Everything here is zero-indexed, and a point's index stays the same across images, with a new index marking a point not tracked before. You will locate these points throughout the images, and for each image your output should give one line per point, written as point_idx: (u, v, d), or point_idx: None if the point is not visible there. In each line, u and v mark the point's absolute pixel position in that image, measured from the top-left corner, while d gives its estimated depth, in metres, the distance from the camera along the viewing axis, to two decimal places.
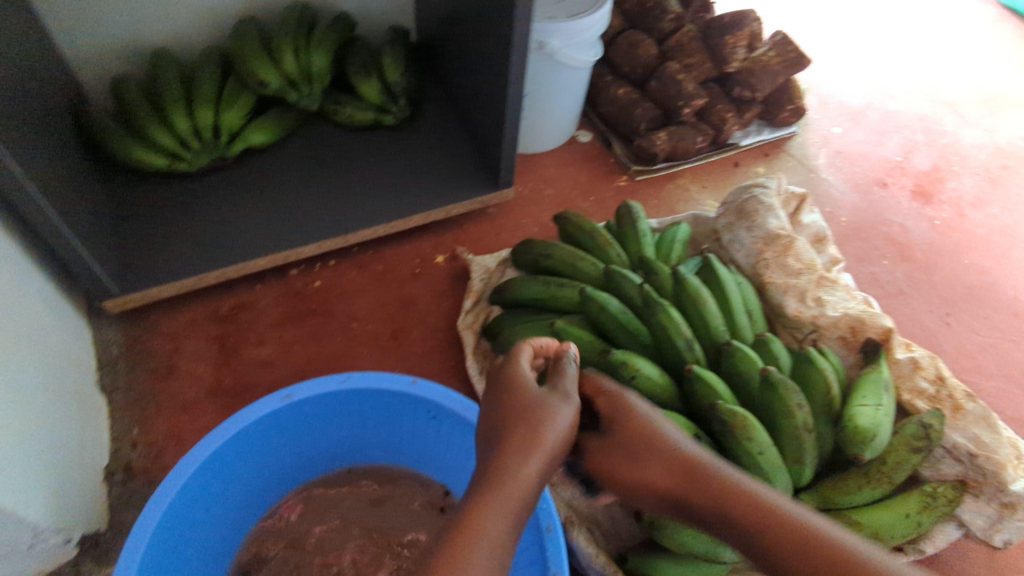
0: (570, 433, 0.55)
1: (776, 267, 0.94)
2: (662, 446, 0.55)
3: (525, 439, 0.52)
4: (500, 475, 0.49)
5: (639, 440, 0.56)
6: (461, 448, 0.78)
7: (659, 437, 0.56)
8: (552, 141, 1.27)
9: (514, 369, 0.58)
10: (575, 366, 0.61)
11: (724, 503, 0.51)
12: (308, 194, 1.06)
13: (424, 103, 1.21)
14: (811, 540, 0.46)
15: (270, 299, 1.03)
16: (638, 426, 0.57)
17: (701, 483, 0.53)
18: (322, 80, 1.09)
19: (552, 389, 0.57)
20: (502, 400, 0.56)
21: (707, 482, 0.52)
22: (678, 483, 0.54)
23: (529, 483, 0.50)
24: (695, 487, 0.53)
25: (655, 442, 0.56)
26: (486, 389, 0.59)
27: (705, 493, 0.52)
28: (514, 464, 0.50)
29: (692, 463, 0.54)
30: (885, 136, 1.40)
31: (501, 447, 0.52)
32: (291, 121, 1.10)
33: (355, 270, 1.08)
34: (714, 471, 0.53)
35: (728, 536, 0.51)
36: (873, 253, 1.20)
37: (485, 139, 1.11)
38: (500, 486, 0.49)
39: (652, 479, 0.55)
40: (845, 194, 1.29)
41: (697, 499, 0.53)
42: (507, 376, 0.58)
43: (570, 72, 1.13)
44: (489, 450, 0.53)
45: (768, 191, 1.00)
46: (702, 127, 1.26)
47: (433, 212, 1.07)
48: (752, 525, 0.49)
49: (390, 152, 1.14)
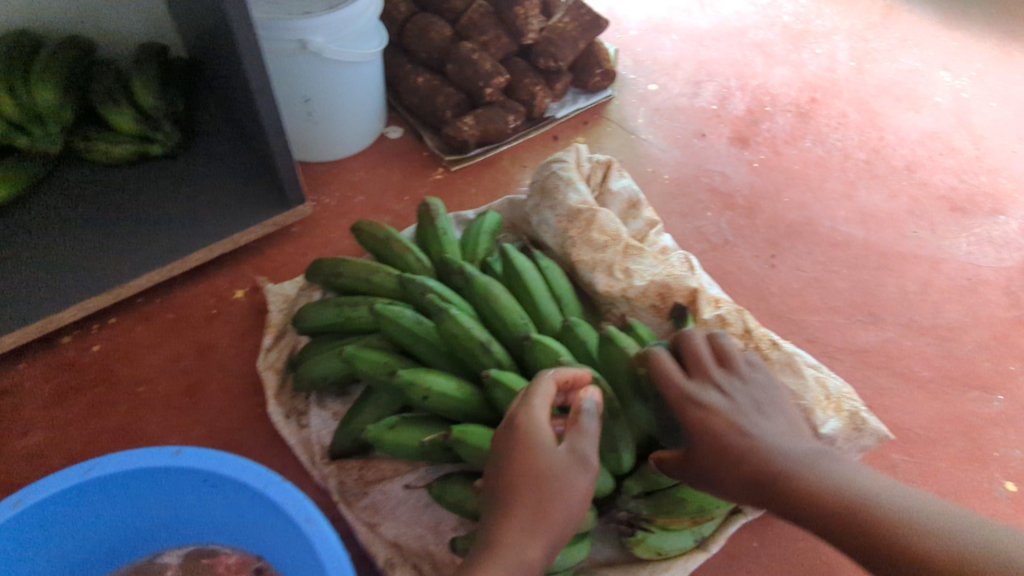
0: (585, 504, 0.54)
1: (583, 244, 0.90)
2: (734, 451, 0.57)
3: (537, 512, 0.52)
4: (492, 562, 0.50)
5: (691, 428, 0.60)
6: (252, 513, 0.70)
7: (724, 428, 0.58)
8: (357, 144, 1.17)
9: (532, 420, 0.55)
10: (598, 414, 0.57)
11: (808, 503, 0.54)
12: (61, 249, 0.92)
13: (202, 125, 1.09)
14: (893, 534, 0.50)
15: (37, 377, 0.90)
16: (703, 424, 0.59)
17: (776, 489, 0.56)
18: (60, 118, 0.95)
19: (573, 450, 0.55)
20: (513, 446, 0.55)
21: (783, 486, 0.55)
22: (761, 483, 0.56)
23: (534, 563, 0.51)
24: (781, 491, 0.55)
25: (721, 442, 0.58)
26: (497, 434, 0.57)
27: (789, 494, 0.55)
28: (512, 553, 0.51)
29: (747, 466, 0.57)
30: (700, 86, 1.40)
31: (498, 526, 0.52)
32: (33, 170, 0.96)
33: (141, 324, 0.96)
34: (786, 471, 0.56)
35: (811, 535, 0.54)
36: (698, 206, 1.18)
37: (266, 155, 1.01)
38: (501, 561, 0.50)
39: (730, 486, 0.59)
40: (666, 150, 1.27)
41: (776, 499, 0.56)
42: (522, 425, 0.55)
43: (347, 67, 1.04)
44: (489, 520, 0.53)
45: (566, 165, 0.96)
46: (511, 105, 1.21)
47: (218, 245, 0.96)
48: (839, 530, 0.52)
49: (164, 185, 1.01)
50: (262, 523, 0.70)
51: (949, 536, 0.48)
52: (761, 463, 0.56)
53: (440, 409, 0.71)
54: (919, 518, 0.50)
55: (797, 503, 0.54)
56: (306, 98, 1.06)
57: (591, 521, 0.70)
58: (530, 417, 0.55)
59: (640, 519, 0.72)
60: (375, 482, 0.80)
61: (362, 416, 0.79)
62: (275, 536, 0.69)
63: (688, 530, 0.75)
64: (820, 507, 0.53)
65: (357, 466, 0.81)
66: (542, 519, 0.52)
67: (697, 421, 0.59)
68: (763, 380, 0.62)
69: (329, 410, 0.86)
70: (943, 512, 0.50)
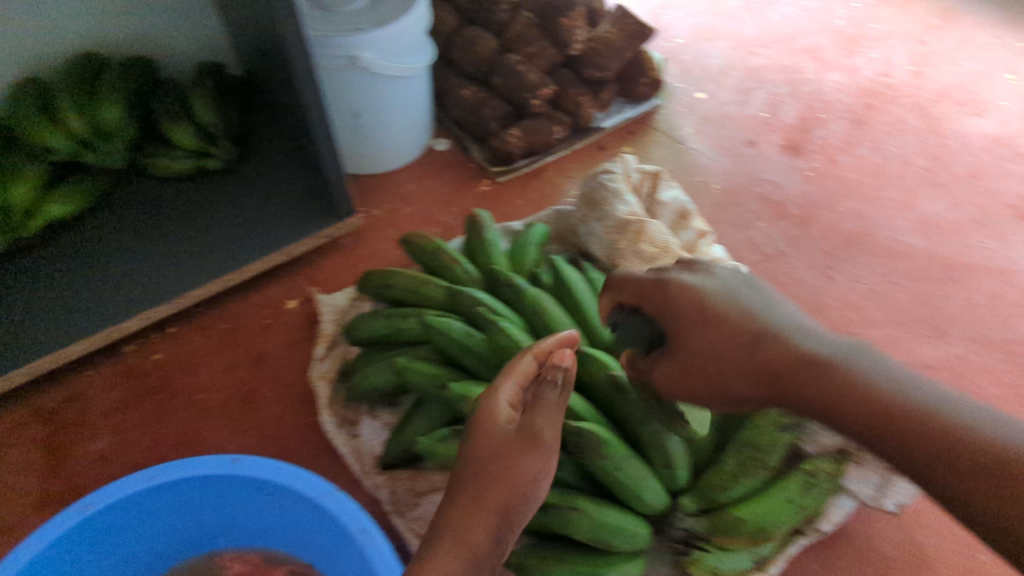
0: (541, 488, 0.49)
1: (632, 256, 0.89)
2: (746, 348, 0.57)
3: (487, 492, 0.47)
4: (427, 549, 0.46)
5: (687, 317, 0.58)
6: (306, 524, 0.71)
7: (727, 326, 0.57)
8: (405, 156, 1.19)
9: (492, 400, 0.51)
10: (564, 380, 0.51)
11: (833, 393, 0.53)
12: (127, 261, 0.96)
13: (255, 139, 1.12)
14: (937, 419, 0.50)
15: (102, 384, 0.93)
16: (699, 310, 0.58)
17: (792, 380, 0.55)
18: (124, 135, 0.99)
19: (526, 426, 0.50)
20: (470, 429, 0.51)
21: (801, 371, 0.54)
22: (779, 378, 0.56)
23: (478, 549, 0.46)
24: (801, 381, 0.55)
25: (723, 341, 0.57)
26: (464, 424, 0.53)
27: (810, 383, 0.54)
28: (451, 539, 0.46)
29: (760, 360, 0.56)
30: (749, 94, 1.37)
31: (443, 511, 0.48)
32: (99, 184, 1.00)
33: (198, 333, 0.98)
34: (803, 360, 0.55)
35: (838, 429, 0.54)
36: (749, 216, 1.15)
37: (318, 168, 1.03)
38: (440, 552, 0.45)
39: (735, 384, 0.57)
40: (715, 159, 1.25)
41: (795, 394, 0.55)
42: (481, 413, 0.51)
43: (397, 82, 1.06)
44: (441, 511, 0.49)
45: (614, 176, 0.95)
46: (557, 116, 1.20)
47: (271, 257, 0.98)
48: (875, 418, 0.52)
49: (220, 198, 1.04)
50: (316, 533, 0.71)
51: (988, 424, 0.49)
52: (780, 354, 0.55)
53: None
54: (950, 409, 0.50)
55: (822, 395, 0.54)
56: (356, 113, 1.08)
57: (648, 539, 0.69)
58: (492, 404, 0.51)
59: (697, 538, 0.70)
60: (425, 493, 0.80)
61: (412, 428, 0.80)
62: (328, 548, 0.70)
63: (749, 555, 0.71)
64: (855, 396, 0.52)
65: (407, 476, 0.82)
66: (484, 504, 0.47)
67: (693, 328, 0.58)
68: (731, 271, 0.63)
69: (379, 420, 0.87)
70: (963, 402, 0.51)
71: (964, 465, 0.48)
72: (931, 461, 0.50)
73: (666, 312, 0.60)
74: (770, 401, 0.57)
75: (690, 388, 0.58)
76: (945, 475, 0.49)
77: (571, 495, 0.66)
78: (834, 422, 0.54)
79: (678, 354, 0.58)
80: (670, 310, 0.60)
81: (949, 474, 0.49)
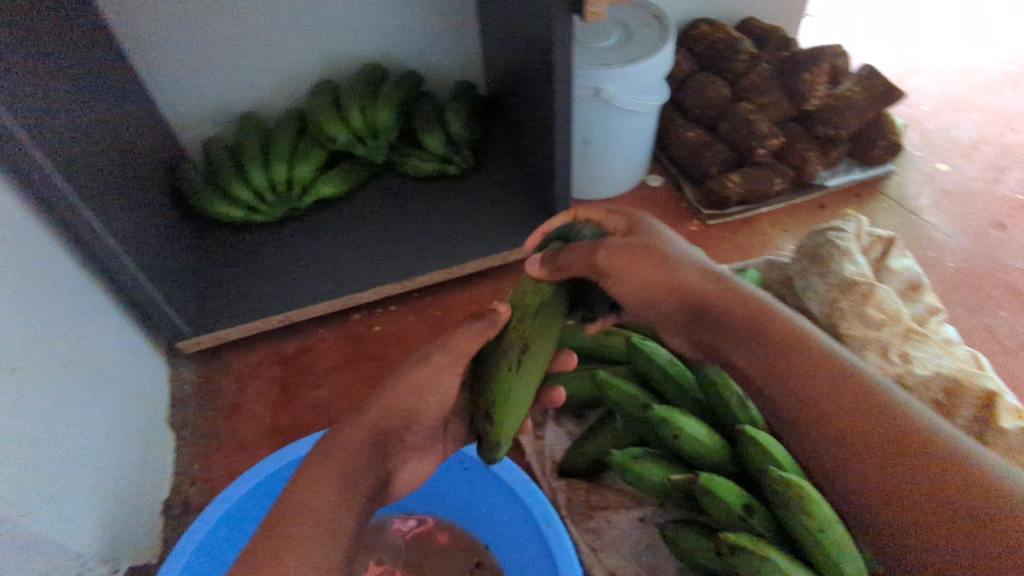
0: None
1: (853, 317, 0.84)
2: (761, 310, 0.63)
3: None
4: None
5: (682, 288, 0.65)
6: (495, 505, 0.77)
7: (684, 272, 0.66)
8: (619, 187, 1.24)
9: None
10: None
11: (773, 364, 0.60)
12: (370, 242, 1.09)
13: (488, 153, 1.24)
14: (908, 418, 0.53)
15: (331, 342, 1.06)
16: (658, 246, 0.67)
17: (781, 375, 0.59)
18: (389, 135, 1.14)
19: None
20: None
21: (753, 323, 0.62)
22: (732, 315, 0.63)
23: None
24: (783, 380, 0.59)
25: (650, 266, 0.65)
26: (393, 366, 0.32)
27: (802, 370, 0.58)
28: None
29: (724, 309, 0.64)
30: (1003, 172, 1.24)
31: None
32: (360, 173, 1.16)
33: (413, 316, 1.09)
34: (800, 347, 0.59)
35: (751, 356, 0.62)
36: (989, 303, 1.04)
37: (544, 186, 1.11)
38: None
39: (738, 313, 0.63)
40: (953, 236, 1.15)
41: (719, 324, 0.65)
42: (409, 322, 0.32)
43: (630, 116, 1.11)
44: None
45: (845, 234, 0.91)
46: (781, 168, 1.18)
47: (489, 259, 1.07)
48: (832, 407, 0.55)
49: (452, 199, 1.16)
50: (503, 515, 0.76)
51: (952, 440, 0.52)
52: (778, 322, 0.61)
53: (687, 452, 0.71)
54: (929, 418, 0.53)
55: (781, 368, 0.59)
56: (585, 140, 1.14)
57: None
58: None
59: None
60: (600, 509, 0.82)
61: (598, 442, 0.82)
62: (513, 533, 0.75)
63: None
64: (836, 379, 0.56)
65: (584, 487, 0.84)
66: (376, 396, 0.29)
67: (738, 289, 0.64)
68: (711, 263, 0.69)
69: (564, 428, 0.90)
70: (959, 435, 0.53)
71: (895, 452, 0.51)
72: (866, 477, 0.53)
73: (688, 260, 0.67)
74: (707, 322, 0.65)
75: (656, 299, 0.67)
76: (899, 509, 0.50)
77: (768, 545, 0.61)
78: (781, 391, 0.59)
79: (670, 273, 0.65)
80: (698, 274, 0.65)
81: (857, 487, 0.53)
